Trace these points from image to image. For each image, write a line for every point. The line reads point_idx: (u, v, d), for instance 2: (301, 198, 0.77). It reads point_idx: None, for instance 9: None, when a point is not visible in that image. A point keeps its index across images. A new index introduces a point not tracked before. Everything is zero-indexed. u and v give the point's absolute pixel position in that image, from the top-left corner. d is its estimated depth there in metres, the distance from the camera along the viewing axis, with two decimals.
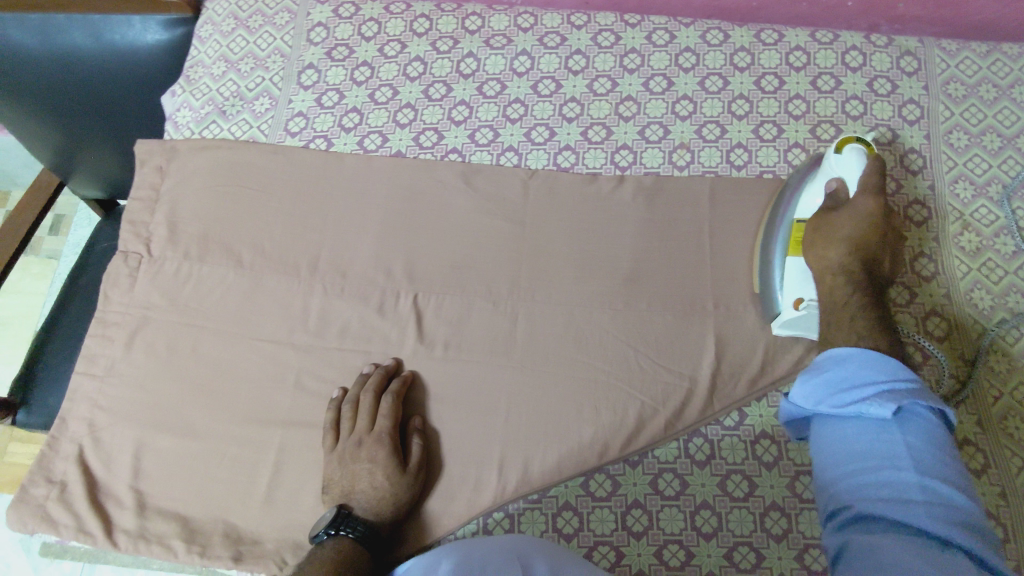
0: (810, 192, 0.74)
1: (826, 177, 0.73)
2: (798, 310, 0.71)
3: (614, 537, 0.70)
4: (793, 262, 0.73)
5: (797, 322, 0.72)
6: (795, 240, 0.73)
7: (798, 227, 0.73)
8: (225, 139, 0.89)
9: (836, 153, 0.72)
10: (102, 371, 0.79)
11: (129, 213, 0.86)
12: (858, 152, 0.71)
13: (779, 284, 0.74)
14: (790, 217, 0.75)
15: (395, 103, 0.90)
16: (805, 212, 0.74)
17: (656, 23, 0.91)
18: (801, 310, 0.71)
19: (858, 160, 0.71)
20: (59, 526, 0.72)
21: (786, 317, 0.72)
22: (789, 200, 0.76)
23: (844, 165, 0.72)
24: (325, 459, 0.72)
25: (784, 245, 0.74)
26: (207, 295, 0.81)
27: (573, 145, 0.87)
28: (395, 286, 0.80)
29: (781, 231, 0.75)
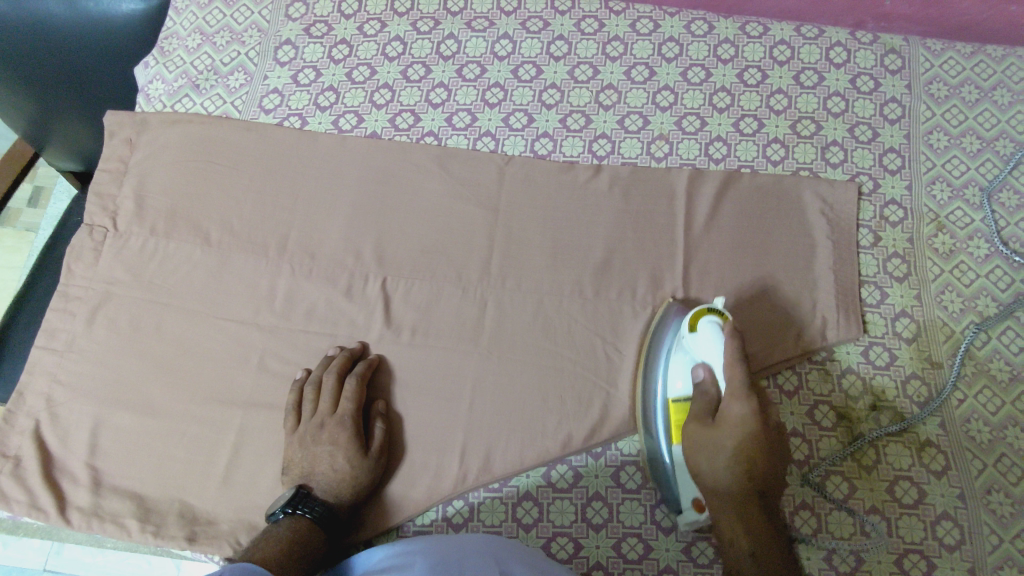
0: (676, 372, 0.68)
1: (690, 360, 0.67)
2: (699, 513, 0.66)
3: (573, 529, 0.70)
4: (677, 455, 0.67)
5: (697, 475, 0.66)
6: (676, 423, 0.67)
7: (676, 414, 0.67)
8: (197, 114, 0.87)
9: (694, 330, 0.67)
10: (62, 346, 0.78)
11: (96, 185, 0.85)
12: (715, 321, 0.66)
13: (670, 471, 0.68)
14: (660, 397, 0.70)
15: (373, 82, 0.89)
16: (677, 397, 0.68)
17: (640, 11, 0.90)
18: (699, 502, 0.66)
19: (716, 340, 0.64)
20: (11, 500, 0.71)
21: (687, 516, 0.67)
22: (658, 368, 0.71)
23: (704, 348, 0.65)
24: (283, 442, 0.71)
25: (666, 429, 0.68)
26: (172, 272, 0.80)
27: (551, 132, 0.85)
28: (364, 269, 0.79)
29: (661, 418, 0.69)
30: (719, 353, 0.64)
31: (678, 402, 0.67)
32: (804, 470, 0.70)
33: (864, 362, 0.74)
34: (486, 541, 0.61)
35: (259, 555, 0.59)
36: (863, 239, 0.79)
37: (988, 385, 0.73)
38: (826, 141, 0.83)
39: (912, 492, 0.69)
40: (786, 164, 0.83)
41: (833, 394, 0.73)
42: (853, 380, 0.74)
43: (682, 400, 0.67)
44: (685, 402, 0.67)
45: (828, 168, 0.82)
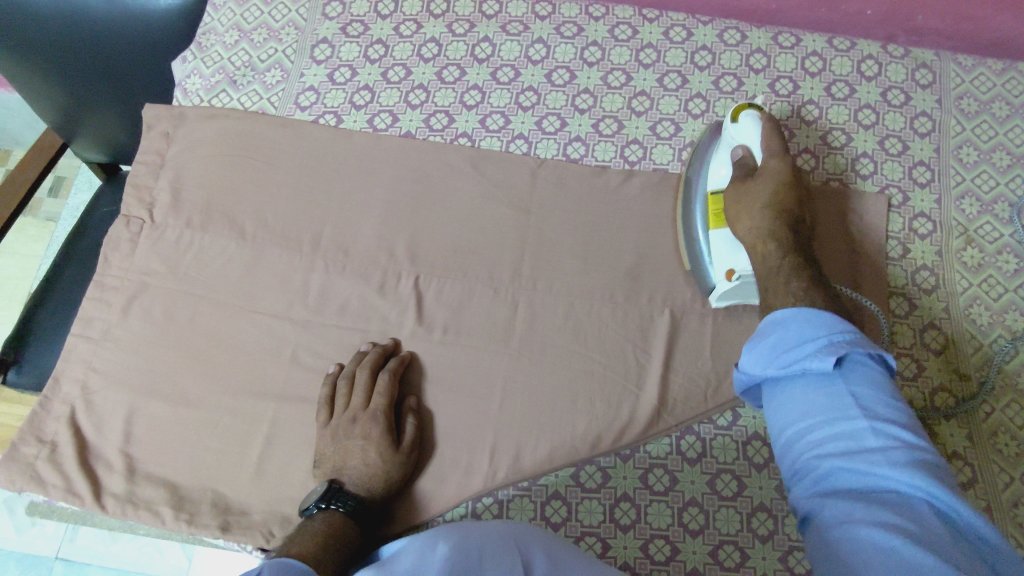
0: (718, 164, 0.76)
1: (729, 148, 0.76)
2: (731, 282, 0.71)
3: (601, 529, 0.70)
4: (718, 235, 0.74)
5: (735, 292, 0.72)
6: (714, 214, 0.75)
7: (715, 200, 0.75)
8: (234, 109, 0.88)
9: (734, 123, 0.76)
10: (98, 334, 0.79)
11: (133, 177, 0.86)
12: (755, 114, 0.74)
13: (709, 261, 0.75)
14: (701, 191, 0.78)
15: (407, 83, 0.90)
16: (716, 183, 0.76)
17: (673, 19, 0.91)
18: (733, 281, 0.71)
19: (755, 126, 0.73)
20: (47, 485, 0.72)
21: (722, 289, 0.73)
22: (700, 169, 0.79)
23: (743, 131, 0.75)
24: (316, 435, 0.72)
25: (704, 219, 0.76)
26: (208, 264, 0.81)
27: (583, 136, 0.86)
28: (397, 267, 0.80)
29: (699, 207, 0.77)
30: (757, 136, 0.73)
31: (716, 191, 0.75)
32: None
33: (892, 372, 0.75)
34: (507, 527, 0.60)
35: (296, 549, 0.60)
36: (892, 251, 0.80)
37: (1015, 398, 0.73)
38: (856, 152, 0.84)
39: None
40: (816, 174, 0.83)
41: None
42: None
43: (719, 190, 0.75)
44: (722, 188, 0.75)
45: (858, 179, 0.83)
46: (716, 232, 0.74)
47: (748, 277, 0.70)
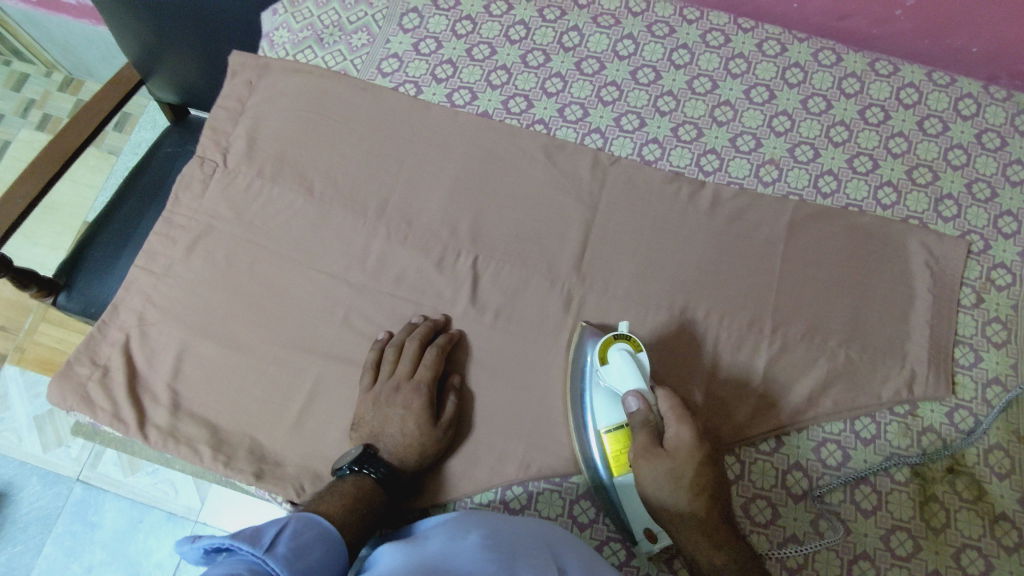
0: (603, 405, 0.68)
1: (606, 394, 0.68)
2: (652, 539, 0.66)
3: (627, 536, 0.69)
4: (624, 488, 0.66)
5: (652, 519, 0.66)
6: (615, 460, 0.66)
7: (613, 445, 0.66)
8: (317, 66, 0.89)
9: (604, 365, 0.68)
10: (160, 269, 0.80)
11: (213, 121, 0.87)
12: (625, 351, 0.67)
13: (616, 502, 0.67)
14: (590, 428, 0.69)
15: (491, 62, 0.89)
16: (610, 426, 0.67)
17: (769, 32, 0.89)
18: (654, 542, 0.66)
19: (628, 365, 0.65)
20: (95, 407, 0.74)
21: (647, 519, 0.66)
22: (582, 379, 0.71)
23: (614, 376, 0.66)
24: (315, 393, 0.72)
25: (604, 461, 0.67)
26: (274, 216, 0.82)
27: (661, 139, 0.85)
28: (458, 244, 0.80)
29: (595, 443, 0.68)
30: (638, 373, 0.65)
31: (611, 433, 0.67)
32: (867, 521, 0.69)
33: (947, 423, 0.73)
34: (540, 531, 0.61)
35: (325, 508, 0.61)
36: (964, 299, 0.77)
37: None
38: (940, 193, 0.81)
39: (980, 563, 0.67)
40: (895, 210, 0.81)
41: (910, 450, 0.72)
42: (933, 440, 0.72)
43: (616, 429, 0.67)
44: (620, 430, 0.67)
45: (939, 221, 0.80)
46: (623, 482, 0.66)
47: (663, 531, 0.65)
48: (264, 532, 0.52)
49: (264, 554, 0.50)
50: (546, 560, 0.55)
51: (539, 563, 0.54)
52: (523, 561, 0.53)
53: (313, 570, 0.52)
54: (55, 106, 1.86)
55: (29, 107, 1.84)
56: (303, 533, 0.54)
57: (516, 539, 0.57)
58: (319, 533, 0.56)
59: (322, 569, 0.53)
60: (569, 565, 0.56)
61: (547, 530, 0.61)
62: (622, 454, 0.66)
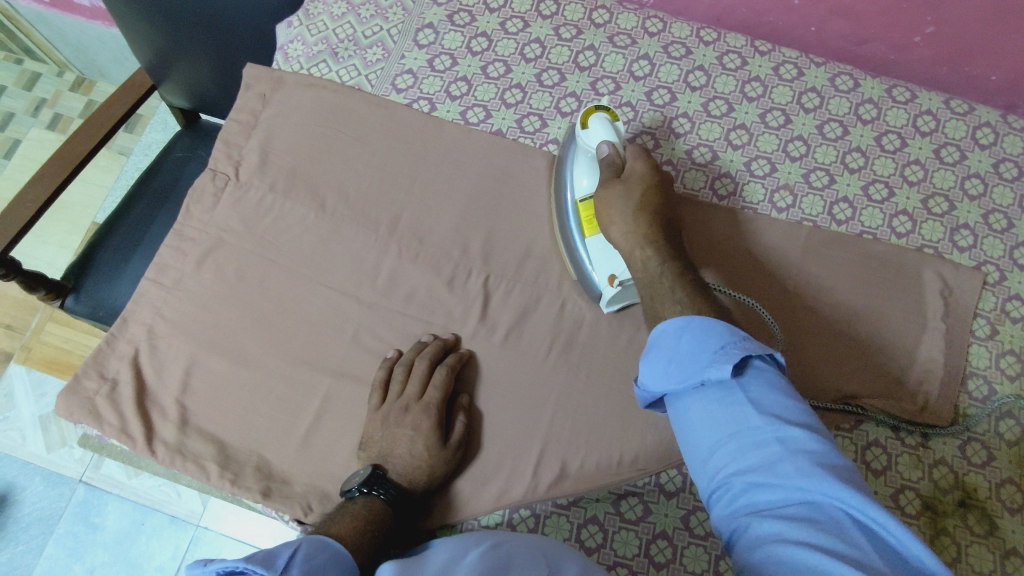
0: (583, 169, 0.76)
1: (586, 156, 0.76)
2: (613, 288, 0.72)
3: (634, 562, 0.69)
4: (594, 241, 0.74)
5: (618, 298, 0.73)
6: (586, 219, 0.75)
7: (585, 207, 0.75)
8: (332, 81, 0.89)
9: (585, 127, 0.75)
10: (170, 282, 0.80)
11: (226, 133, 0.87)
12: (604, 118, 0.74)
13: (588, 267, 0.75)
14: (569, 202, 0.78)
15: (506, 80, 0.89)
16: (584, 193, 0.75)
17: (786, 55, 0.89)
18: (615, 287, 0.72)
19: (604, 126, 0.74)
20: (103, 421, 0.73)
21: (608, 295, 0.74)
22: (565, 176, 0.79)
23: (592, 135, 0.74)
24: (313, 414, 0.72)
25: (578, 228, 0.76)
26: (285, 231, 0.81)
27: (675, 161, 0.85)
28: (469, 264, 0.80)
29: (573, 217, 0.77)
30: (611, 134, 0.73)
31: (584, 200, 0.75)
32: None
33: (959, 455, 0.72)
34: (538, 544, 0.59)
35: (335, 529, 0.61)
36: (978, 330, 0.77)
37: None
38: (956, 223, 0.81)
39: None
40: (910, 239, 0.80)
41: (921, 483, 0.71)
42: (945, 473, 0.71)
43: (588, 197, 0.75)
44: (590, 197, 0.75)
45: (955, 250, 0.80)
46: (592, 237, 0.74)
47: (628, 281, 0.72)
48: (277, 555, 0.51)
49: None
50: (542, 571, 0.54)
51: None
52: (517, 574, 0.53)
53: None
54: (67, 106, 1.86)
55: (40, 107, 1.85)
56: (315, 557, 0.54)
57: (514, 553, 0.56)
58: (332, 555, 0.55)
59: None
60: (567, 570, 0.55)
61: (550, 546, 0.59)
62: (591, 214, 0.74)
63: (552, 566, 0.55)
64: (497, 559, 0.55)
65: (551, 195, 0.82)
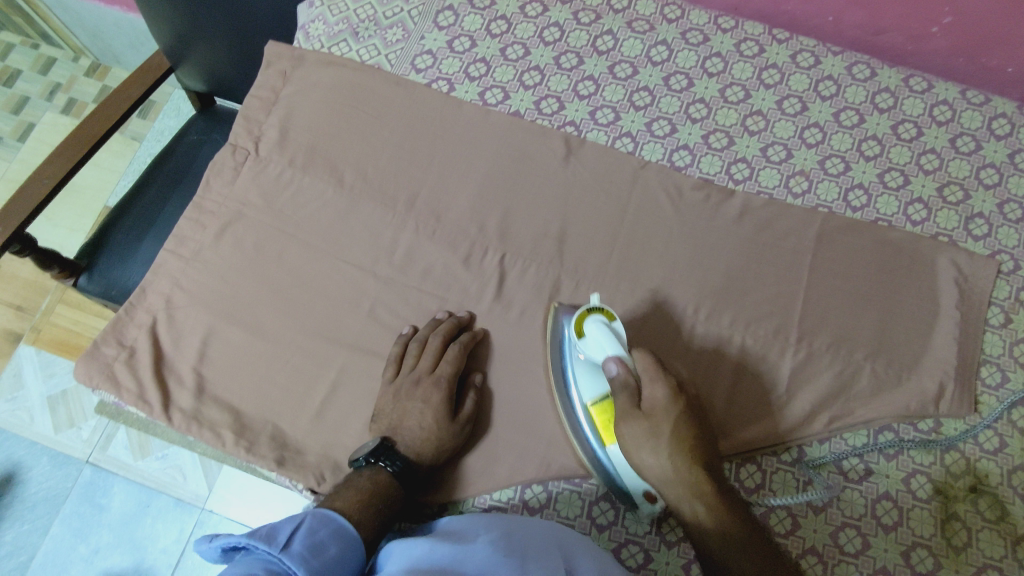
0: (586, 378, 0.70)
1: (589, 364, 0.70)
2: (652, 496, 0.66)
3: (646, 539, 0.69)
4: (615, 457, 0.67)
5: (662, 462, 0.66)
6: (604, 427, 0.68)
7: (600, 414, 0.69)
8: (352, 60, 0.90)
9: (581, 334, 0.70)
10: (189, 254, 0.81)
11: (246, 109, 0.88)
12: (601, 321, 0.69)
13: (611, 479, 0.69)
14: (579, 408, 0.71)
15: (524, 63, 0.90)
16: (596, 399, 0.69)
17: (803, 43, 0.89)
18: (654, 494, 0.66)
19: (603, 330, 0.68)
20: (120, 387, 0.74)
21: (643, 508, 0.67)
22: (569, 366, 0.72)
23: (591, 344, 0.68)
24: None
25: (594, 435, 0.69)
26: (303, 206, 0.82)
27: (691, 146, 0.85)
28: (485, 242, 0.80)
29: (585, 424, 0.70)
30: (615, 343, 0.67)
31: (597, 405, 0.69)
32: (888, 536, 0.68)
33: (971, 442, 0.72)
34: (552, 533, 0.60)
35: (341, 503, 0.61)
36: (992, 318, 0.77)
37: None
38: (971, 212, 0.81)
39: None
40: (925, 226, 0.81)
41: (933, 467, 0.71)
42: (957, 458, 0.71)
43: (601, 399, 0.69)
44: (605, 401, 0.69)
45: (969, 239, 0.80)
46: (614, 451, 0.67)
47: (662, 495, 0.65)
48: (280, 530, 0.54)
49: (279, 551, 0.52)
50: (558, 565, 0.54)
51: (550, 569, 0.53)
52: (533, 566, 0.53)
53: (328, 566, 0.54)
54: (81, 91, 1.87)
55: (55, 91, 1.86)
56: (319, 530, 0.56)
57: (528, 541, 0.57)
58: (336, 530, 0.57)
59: (338, 565, 0.54)
60: (581, 568, 0.56)
61: (565, 534, 0.60)
62: (610, 422, 0.68)
63: (568, 559, 0.56)
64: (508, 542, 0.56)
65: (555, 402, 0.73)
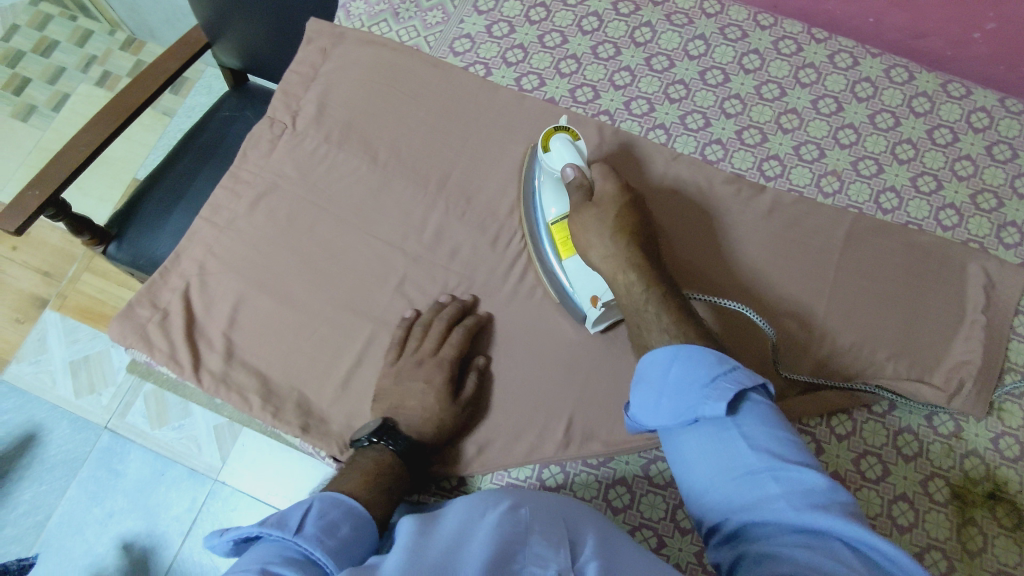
0: (551, 196, 0.76)
1: (553, 176, 0.75)
2: (596, 308, 0.72)
3: (660, 525, 0.69)
4: (571, 263, 0.74)
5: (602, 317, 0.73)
6: (562, 241, 0.75)
7: (559, 230, 0.75)
8: (391, 40, 0.91)
9: (547, 150, 0.75)
10: (224, 222, 0.82)
11: (286, 83, 0.89)
12: (565, 139, 0.73)
13: (569, 288, 0.76)
14: (543, 224, 0.78)
15: (561, 51, 0.90)
16: (556, 217, 0.75)
17: (842, 44, 0.89)
18: (597, 307, 0.72)
19: (566, 147, 0.73)
20: (153, 347, 0.76)
21: (591, 316, 0.74)
22: (535, 206, 0.79)
23: (556, 159, 0.73)
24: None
25: (554, 250, 0.76)
26: (337, 180, 0.83)
27: (724, 141, 0.85)
28: (514, 225, 0.81)
29: (546, 239, 0.77)
30: (574, 158, 0.73)
31: (557, 222, 0.75)
32: (903, 536, 0.68)
33: (992, 449, 0.72)
34: (558, 508, 0.56)
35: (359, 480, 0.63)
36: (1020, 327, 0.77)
37: None
38: (1003, 220, 0.81)
39: None
40: (956, 232, 0.80)
41: (951, 471, 0.71)
42: (976, 464, 0.71)
43: (561, 219, 0.75)
44: (562, 220, 0.75)
45: (1000, 247, 0.80)
46: (569, 259, 0.74)
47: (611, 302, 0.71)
48: (289, 515, 0.55)
49: (293, 535, 0.53)
50: (563, 541, 0.50)
51: (552, 545, 0.49)
52: (536, 541, 0.50)
53: (345, 544, 0.55)
54: (116, 64, 1.90)
55: (90, 63, 1.89)
56: (330, 512, 0.57)
57: (534, 513, 0.53)
58: (346, 510, 0.58)
59: (353, 542, 0.55)
60: (587, 541, 0.51)
61: (572, 505, 0.57)
62: (568, 238, 0.74)
63: (573, 533, 0.52)
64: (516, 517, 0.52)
65: (523, 223, 0.80)
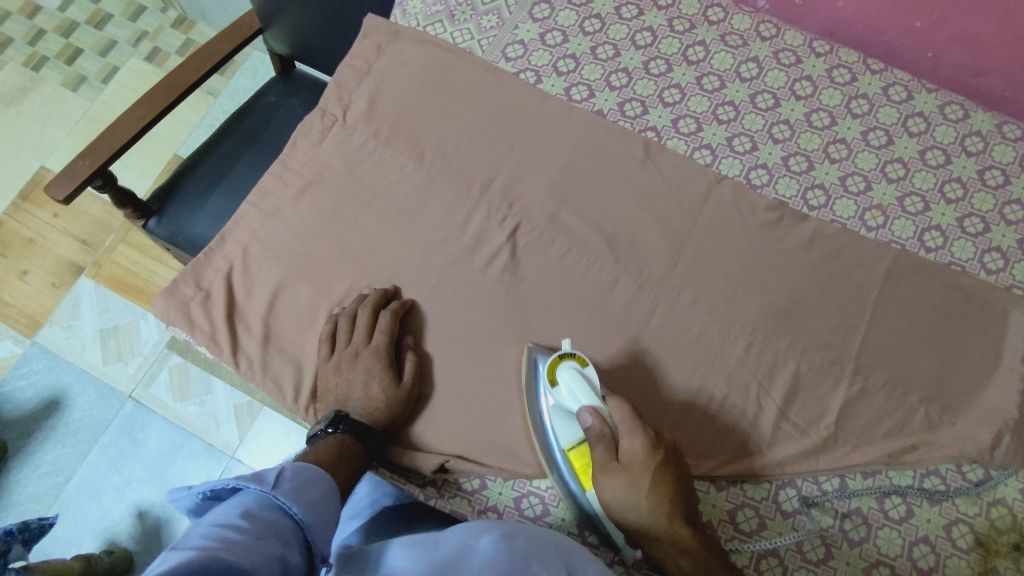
0: (561, 422, 0.70)
1: (558, 408, 0.70)
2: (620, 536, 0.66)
3: None
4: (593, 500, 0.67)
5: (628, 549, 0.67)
6: (581, 472, 0.68)
7: (578, 459, 0.69)
8: (445, 40, 0.92)
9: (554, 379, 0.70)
10: (269, 208, 0.84)
11: (338, 77, 0.90)
12: (574, 367, 0.70)
13: (587, 515, 0.68)
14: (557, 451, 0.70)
15: (613, 64, 0.91)
16: (574, 445, 0.69)
17: (897, 77, 0.88)
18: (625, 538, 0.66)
19: (575, 377, 0.68)
20: (194, 326, 0.78)
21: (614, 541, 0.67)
22: (539, 397, 0.73)
23: (566, 388, 0.69)
24: (381, 348, 0.74)
25: (573, 482, 0.69)
26: (382, 177, 0.85)
27: (770, 166, 0.85)
28: (553, 234, 0.82)
29: (562, 468, 0.70)
30: (588, 388, 0.68)
31: (576, 453, 0.69)
32: None
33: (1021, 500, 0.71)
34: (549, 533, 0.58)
35: None
36: None
37: None
38: None
39: None
40: (1000, 276, 0.79)
41: (977, 518, 0.70)
42: (1003, 513, 0.70)
43: (577, 446, 0.69)
44: (582, 447, 0.69)
45: None
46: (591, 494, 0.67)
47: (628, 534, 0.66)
48: (265, 473, 0.57)
49: (270, 489, 0.55)
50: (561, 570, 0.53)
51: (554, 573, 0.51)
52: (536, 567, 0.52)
53: (316, 504, 0.57)
54: (166, 41, 1.92)
55: (141, 38, 1.92)
56: (303, 473, 0.59)
57: (529, 540, 0.55)
58: (316, 475, 0.60)
59: (323, 505, 0.57)
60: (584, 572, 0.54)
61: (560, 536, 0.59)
62: (588, 468, 0.68)
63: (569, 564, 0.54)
64: (514, 539, 0.54)
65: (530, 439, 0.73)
